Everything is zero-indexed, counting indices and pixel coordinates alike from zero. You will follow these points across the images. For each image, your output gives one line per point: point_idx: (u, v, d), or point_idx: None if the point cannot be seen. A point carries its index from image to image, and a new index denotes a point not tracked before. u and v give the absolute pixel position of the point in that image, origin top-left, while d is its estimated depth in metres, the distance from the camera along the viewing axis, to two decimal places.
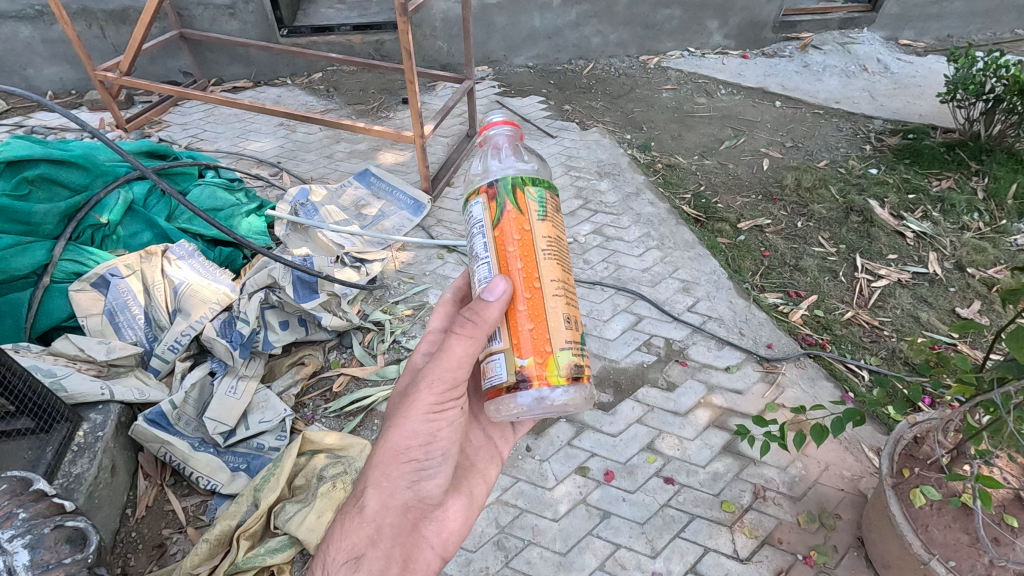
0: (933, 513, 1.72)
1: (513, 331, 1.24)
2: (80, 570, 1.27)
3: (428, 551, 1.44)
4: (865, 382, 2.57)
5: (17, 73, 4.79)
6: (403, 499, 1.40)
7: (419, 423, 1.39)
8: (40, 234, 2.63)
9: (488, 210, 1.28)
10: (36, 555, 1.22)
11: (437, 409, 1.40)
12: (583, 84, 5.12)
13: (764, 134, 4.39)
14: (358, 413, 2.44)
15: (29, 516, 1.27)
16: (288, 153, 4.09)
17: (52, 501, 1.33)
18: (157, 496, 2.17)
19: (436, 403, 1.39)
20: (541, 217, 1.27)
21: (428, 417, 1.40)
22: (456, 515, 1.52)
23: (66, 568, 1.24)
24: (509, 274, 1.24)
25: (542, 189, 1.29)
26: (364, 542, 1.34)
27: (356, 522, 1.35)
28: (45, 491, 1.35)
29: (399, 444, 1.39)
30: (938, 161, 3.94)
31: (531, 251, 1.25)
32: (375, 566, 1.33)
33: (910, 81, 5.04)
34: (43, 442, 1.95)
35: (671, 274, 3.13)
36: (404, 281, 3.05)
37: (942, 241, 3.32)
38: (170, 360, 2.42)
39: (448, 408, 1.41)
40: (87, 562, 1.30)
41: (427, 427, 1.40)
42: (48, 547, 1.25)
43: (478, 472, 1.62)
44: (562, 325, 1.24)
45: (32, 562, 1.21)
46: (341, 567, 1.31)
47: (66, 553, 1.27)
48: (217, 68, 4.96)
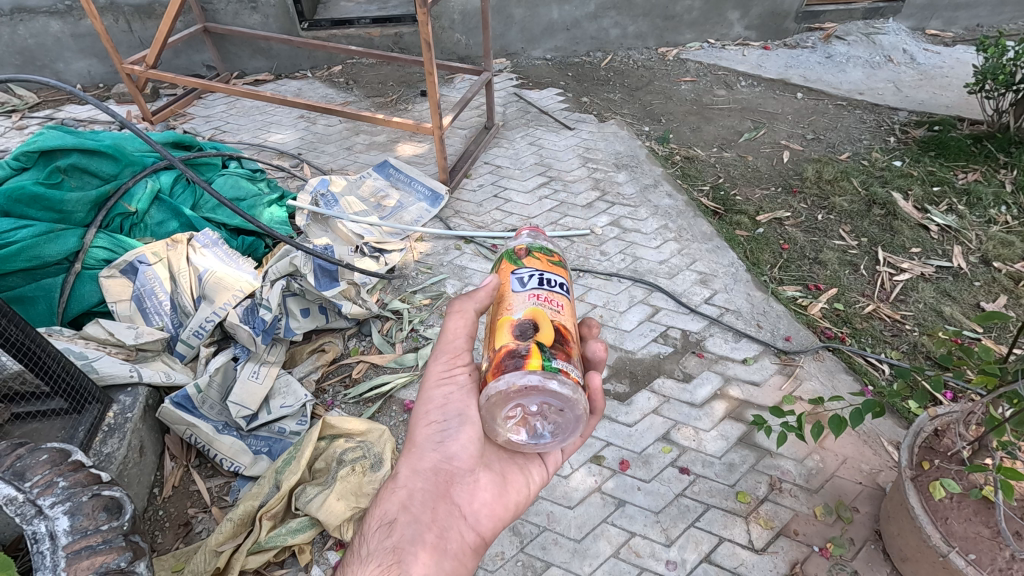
0: (953, 506, 1.70)
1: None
2: (117, 537, 1.29)
3: (460, 522, 1.47)
4: (886, 376, 2.54)
5: (47, 67, 4.91)
6: (430, 463, 1.48)
7: (432, 388, 1.50)
8: (72, 222, 2.71)
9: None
10: (75, 522, 1.27)
11: (447, 375, 1.51)
12: (601, 76, 5.09)
13: (785, 126, 4.33)
14: (377, 400, 2.48)
15: (68, 485, 1.33)
16: (308, 145, 4.14)
17: (89, 471, 1.39)
18: (182, 476, 2.24)
19: (444, 371, 1.51)
20: None
21: (440, 381, 1.50)
22: (487, 488, 1.52)
23: (103, 533, 1.27)
24: None
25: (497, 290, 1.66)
26: (397, 508, 1.43)
27: (392, 488, 1.47)
28: (82, 462, 1.42)
29: (422, 411, 1.51)
30: (965, 153, 3.85)
31: None
32: (408, 532, 1.39)
33: (937, 72, 4.92)
34: (75, 422, 2.02)
35: (689, 266, 3.12)
36: (421, 271, 3.09)
37: (967, 235, 3.26)
38: (195, 346, 2.49)
39: (457, 372, 1.50)
40: (124, 529, 1.31)
41: (439, 390, 1.49)
42: (87, 514, 1.29)
43: (517, 465, 1.59)
44: None
45: (72, 527, 1.26)
46: (376, 531, 1.40)
47: (104, 519, 1.30)
48: (239, 61, 5.04)
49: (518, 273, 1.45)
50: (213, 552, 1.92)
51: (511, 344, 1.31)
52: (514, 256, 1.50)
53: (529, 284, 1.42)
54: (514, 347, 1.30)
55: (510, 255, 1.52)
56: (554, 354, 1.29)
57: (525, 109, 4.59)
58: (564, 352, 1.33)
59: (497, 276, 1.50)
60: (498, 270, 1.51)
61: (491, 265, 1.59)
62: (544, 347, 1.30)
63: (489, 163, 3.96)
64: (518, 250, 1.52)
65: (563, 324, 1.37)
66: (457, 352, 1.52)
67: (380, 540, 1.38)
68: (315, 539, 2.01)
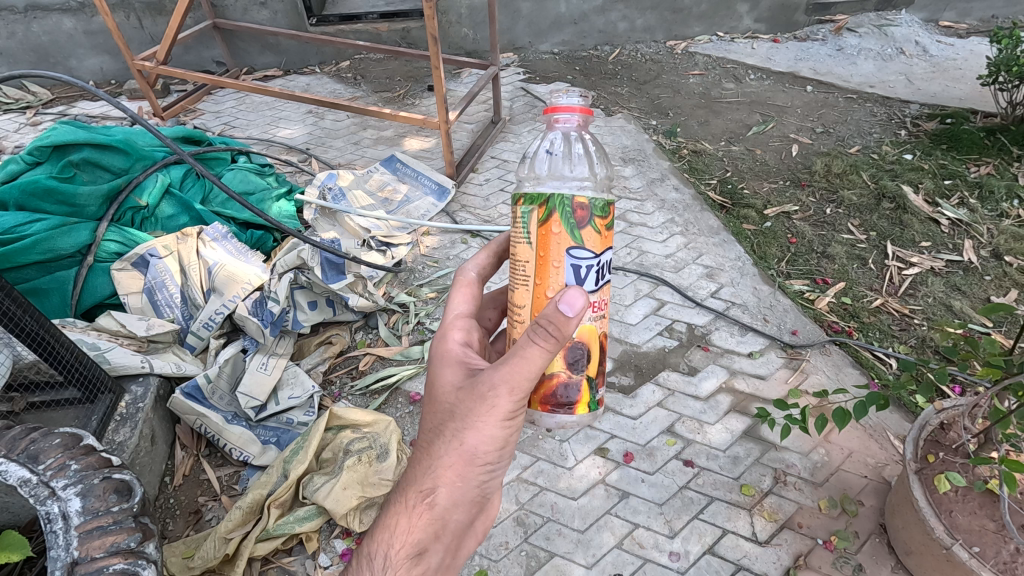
0: (958, 499, 1.69)
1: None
2: (127, 519, 1.31)
3: (472, 538, 1.49)
4: (893, 370, 2.53)
5: (60, 64, 4.97)
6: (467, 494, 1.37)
7: (494, 429, 1.23)
8: (85, 215, 2.76)
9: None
10: (87, 503, 1.30)
11: (511, 418, 1.23)
12: (608, 70, 5.07)
13: (794, 120, 4.30)
14: (383, 391, 2.51)
15: (81, 468, 1.37)
16: (317, 140, 4.17)
17: (100, 455, 1.42)
18: (193, 465, 2.28)
19: (511, 411, 1.21)
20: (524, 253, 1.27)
21: (503, 423, 1.23)
22: (498, 500, 1.53)
23: (114, 514, 1.29)
24: None
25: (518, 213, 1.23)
26: (428, 538, 1.33)
27: (422, 519, 1.31)
28: (93, 446, 1.45)
29: (471, 448, 1.25)
30: (978, 146, 3.80)
31: None
32: (433, 560, 1.37)
33: (950, 64, 4.86)
34: (89, 411, 2.06)
35: (695, 260, 3.11)
36: (428, 265, 3.11)
37: (979, 228, 3.23)
38: (205, 338, 2.53)
39: (522, 414, 1.23)
40: (134, 510, 1.33)
41: (502, 434, 1.25)
42: (98, 496, 1.32)
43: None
44: None
45: (84, 508, 1.29)
46: (404, 561, 1.32)
47: (115, 501, 1.32)
48: (248, 57, 5.09)
49: (578, 261, 1.15)
50: (222, 539, 1.96)
51: (562, 373, 1.24)
52: (572, 225, 1.14)
53: (593, 288, 1.18)
54: (566, 382, 1.24)
55: (570, 225, 1.14)
56: (599, 387, 1.28)
57: (532, 104, 4.59)
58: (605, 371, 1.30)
59: (549, 247, 1.16)
60: (551, 238, 1.15)
61: (530, 211, 1.16)
62: (594, 383, 1.26)
63: (496, 157, 3.97)
64: (580, 215, 1.13)
65: (609, 333, 1.27)
66: (525, 395, 1.19)
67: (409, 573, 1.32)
68: (322, 528, 2.04)
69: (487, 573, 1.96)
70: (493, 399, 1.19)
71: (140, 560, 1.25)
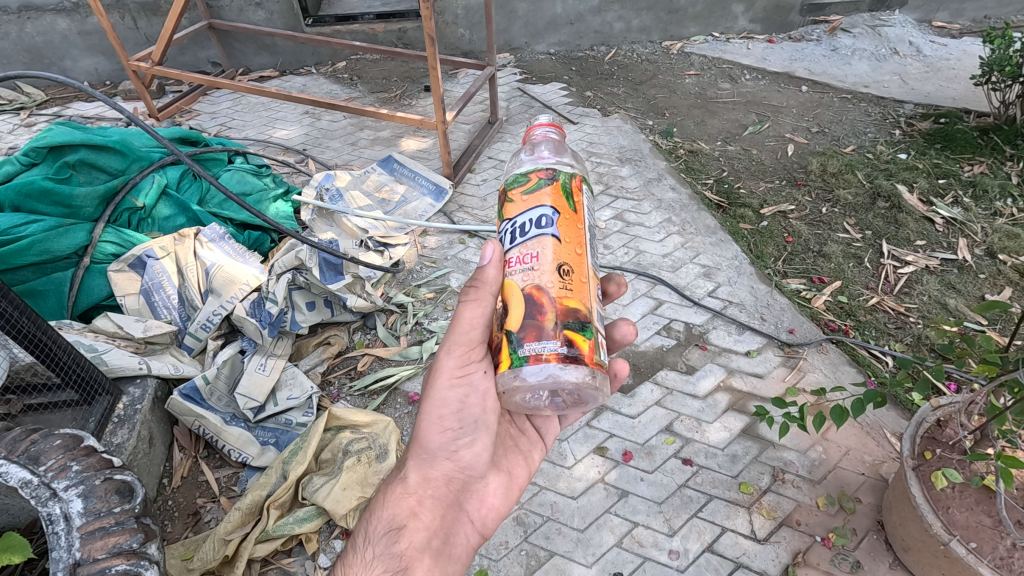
0: (955, 495, 1.71)
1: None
2: (129, 520, 1.31)
3: (467, 527, 1.51)
4: (889, 368, 2.54)
5: (55, 64, 4.94)
6: (444, 472, 1.46)
7: (443, 390, 1.38)
8: (81, 217, 2.74)
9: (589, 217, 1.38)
10: (88, 504, 1.30)
11: (460, 375, 1.37)
12: (604, 70, 5.08)
13: (789, 119, 4.32)
14: (382, 392, 2.51)
15: (82, 469, 1.36)
16: (313, 141, 4.16)
17: (101, 456, 1.42)
18: (191, 467, 2.28)
19: (457, 368, 1.36)
20: None
21: (452, 383, 1.38)
22: (496, 492, 1.56)
23: (116, 515, 1.29)
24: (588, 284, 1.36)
25: None
26: (406, 514, 1.41)
27: (400, 492, 1.43)
28: (94, 448, 1.44)
29: (432, 414, 1.42)
30: (971, 145, 3.83)
31: None
32: (417, 539, 1.40)
33: (944, 64, 4.88)
34: (86, 413, 2.05)
35: (692, 260, 3.12)
36: (426, 265, 3.12)
37: (973, 227, 3.25)
38: (203, 339, 2.52)
39: (473, 371, 1.36)
40: (135, 511, 1.33)
41: (454, 394, 1.39)
42: (100, 497, 1.32)
43: (520, 452, 1.63)
44: None
45: (86, 509, 1.28)
46: (382, 537, 1.38)
47: (116, 502, 1.32)
48: (244, 58, 5.08)
49: (498, 232, 1.27)
50: (221, 540, 1.95)
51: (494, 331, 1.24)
52: (496, 206, 1.30)
53: (508, 245, 1.22)
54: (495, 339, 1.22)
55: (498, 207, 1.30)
56: (522, 340, 1.15)
57: (529, 104, 4.59)
58: (540, 325, 1.15)
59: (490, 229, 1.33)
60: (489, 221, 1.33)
61: None
62: (511, 336, 1.16)
63: (493, 158, 3.98)
64: (497, 196, 1.29)
65: (540, 285, 1.16)
66: (473, 348, 1.34)
67: (388, 547, 1.37)
68: (322, 528, 2.03)
69: (487, 573, 1.96)
70: (439, 358, 1.38)
71: (143, 561, 1.25)
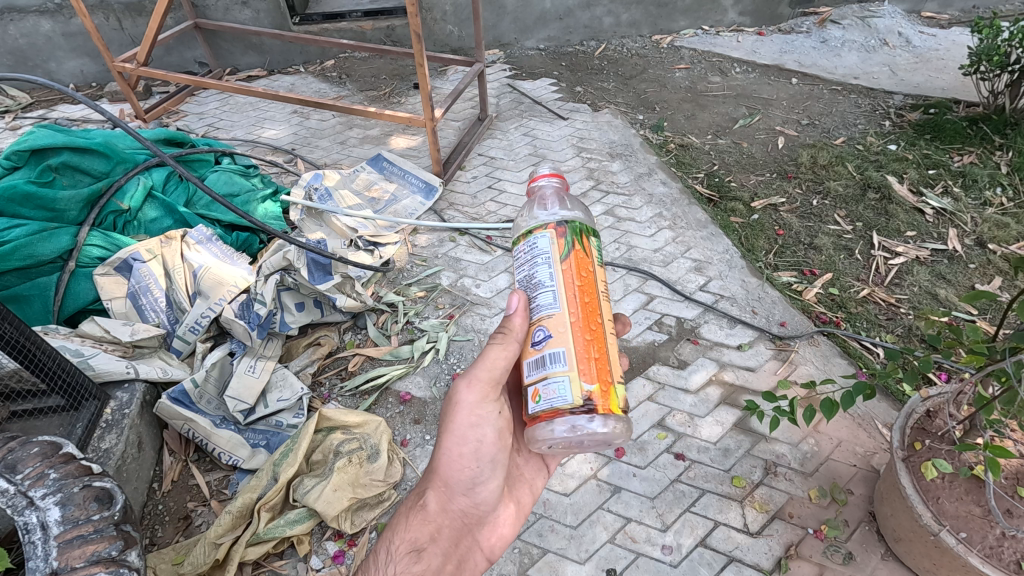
0: (945, 485, 1.70)
1: (591, 357, 1.17)
2: (108, 527, 1.31)
3: (478, 553, 1.48)
4: (880, 359, 2.54)
5: (39, 67, 4.89)
6: (460, 504, 1.44)
7: (463, 426, 1.38)
8: (65, 220, 2.71)
9: (556, 247, 1.22)
10: (67, 512, 1.28)
11: (477, 411, 1.37)
12: (594, 66, 5.06)
13: (780, 112, 4.31)
14: (373, 391, 2.50)
15: (60, 476, 1.36)
16: (302, 140, 4.13)
17: (81, 464, 1.41)
18: (182, 471, 2.26)
19: (476, 404, 1.36)
20: (599, 262, 1.27)
21: (471, 419, 1.37)
22: (506, 521, 1.54)
23: (94, 522, 1.29)
24: (573, 309, 1.19)
25: (597, 243, 1.29)
26: (425, 538, 1.39)
27: (420, 518, 1.40)
28: (73, 454, 1.44)
29: (453, 449, 1.39)
30: (960, 136, 3.83)
31: (592, 289, 1.23)
32: (435, 562, 1.36)
33: (933, 54, 4.88)
34: (73, 419, 2.04)
35: (683, 254, 3.12)
36: (416, 264, 3.11)
37: (963, 217, 3.25)
38: (192, 342, 2.50)
39: (490, 409, 1.38)
40: (115, 519, 1.33)
41: (472, 431, 1.38)
42: (78, 505, 1.31)
43: (526, 483, 1.61)
44: (617, 360, 1.24)
45: (64, 517, 1.27)
46: (404, 556, 1.35)
47: (95, 509, 1.31)
48: (231, 58, 5.03)
49: None
50: (212, 544, 1.94)
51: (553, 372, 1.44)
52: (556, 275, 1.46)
53: None
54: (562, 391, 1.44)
55: None
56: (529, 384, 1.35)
57: (518, 100, 4.58)
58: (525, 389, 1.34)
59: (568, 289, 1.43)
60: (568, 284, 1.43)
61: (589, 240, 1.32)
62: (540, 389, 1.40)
63: (483, 155, 3.96)
64: None
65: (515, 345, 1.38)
66: (491, 387, 1.35)
67: (409, 566, 1.33)
68: (313, 530, 2.03)
69: None
70: (459, 393, 1.37)
71: (122, 568, 1.24)
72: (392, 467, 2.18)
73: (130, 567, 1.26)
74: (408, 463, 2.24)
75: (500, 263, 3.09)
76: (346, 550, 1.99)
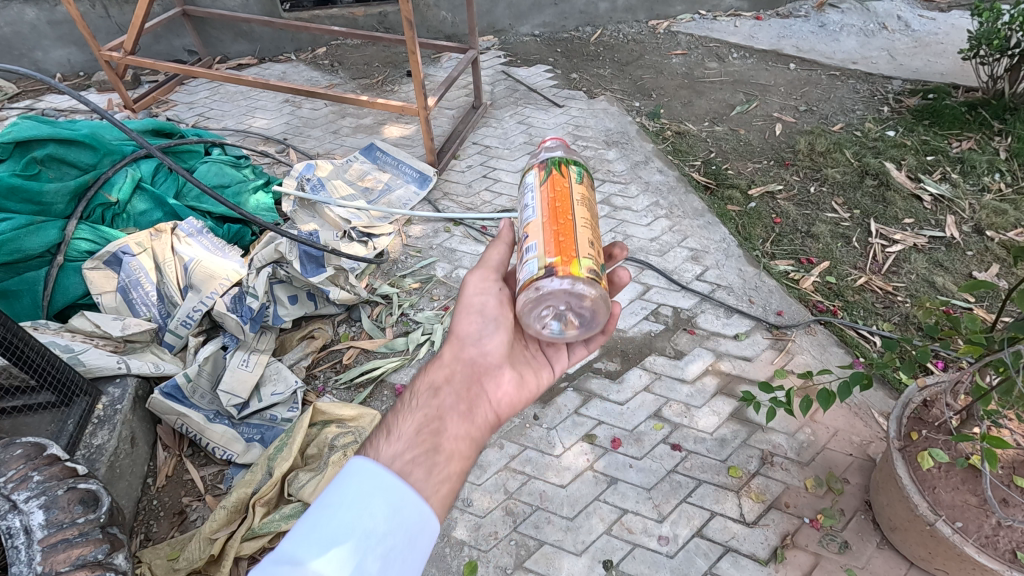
0: (941, 475, 1.70)
1: (556, 235, 1.29)
2: (93, 529, 1.34)
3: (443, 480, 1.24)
4: (877, 348, 2.53)
5: (25, 56, 4.80)
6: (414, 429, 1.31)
7: (425, 381, 1.45)
8: (52, 214, 2.67)
9: (538, 178, 1.43)
10: (50, 516, 1.30)
11: (440, 370, 1.47)
12: (590, 52, 4.99)
13: (777, 98, 4.27)
14: (368, 384, 2.49)
15: (43, 479, 1.36)
16: (294, 130, 4.08)
17: (65, 465, 1.42)
18: (176, 466, 2.25)
19: (440, 367, 1.47)
20: (578, 181, 1.42)
21: (432, 377, 1.45)
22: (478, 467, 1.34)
23: (80, 526, 1.31)
24: (546, 213, 1.34)
25: (579, 167, 1.46)
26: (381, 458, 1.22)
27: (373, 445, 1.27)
28: (57, 455, 1.45)
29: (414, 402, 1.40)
30: (959, 121, 3.79)
31: (566, 199, 1.36)
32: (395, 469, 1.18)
33: (932, 38, 4.82)
34: (65, 415, 2.02)
35: (680, 243, 3.10)
36: (411, 255, 3.08)
37: (961, 204, 3.23)
38: (184, 336, 2.47)
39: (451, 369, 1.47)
40: (99, 521, 1.36)
41: (433, 382, 1.45)
42: (62, 507, 1.33)
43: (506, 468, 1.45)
44: (587, 239, 1.30)
45: (48, 521, 1.29)
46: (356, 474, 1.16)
47: (79, 512, 1.34)
48: (221, 46, 4.94)
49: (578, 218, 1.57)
50: (207, 539, 1.92)
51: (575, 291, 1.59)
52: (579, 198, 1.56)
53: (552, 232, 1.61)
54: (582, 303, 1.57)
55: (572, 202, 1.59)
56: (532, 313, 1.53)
57: (513, 88, 4.52)
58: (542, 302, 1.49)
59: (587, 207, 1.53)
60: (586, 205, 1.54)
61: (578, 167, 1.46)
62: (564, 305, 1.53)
63: (478, 143, 3.91)
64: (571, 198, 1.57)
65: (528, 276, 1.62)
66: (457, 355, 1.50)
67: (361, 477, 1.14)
68: None
69: (477, 564, 1.95)
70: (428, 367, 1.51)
71: (108, 572, 1.28)
72: None
73: (116, 568, 1.31)
74: None
75: None
76: None
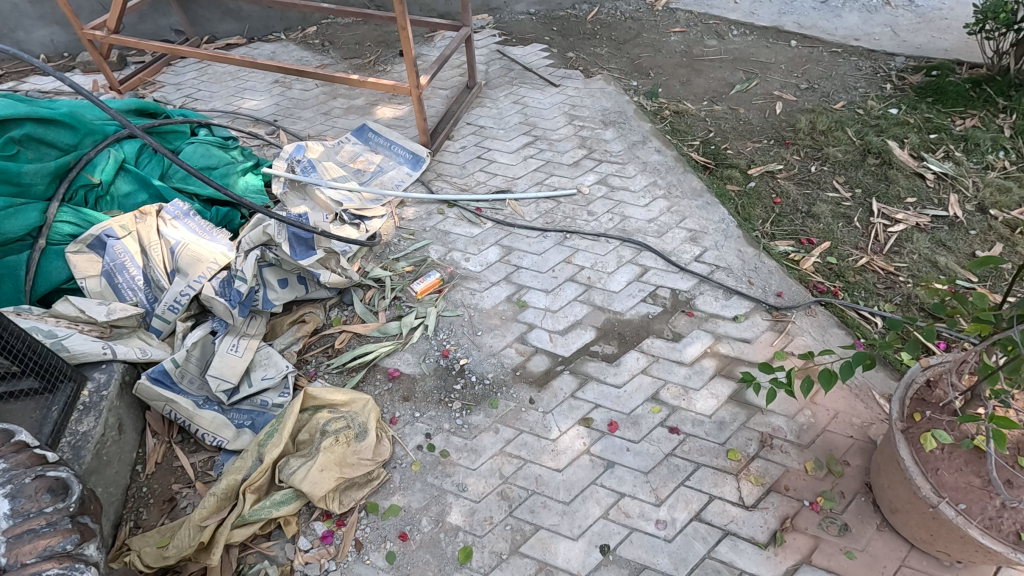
0: (944, 457, 1.66)
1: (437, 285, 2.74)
2: (63, 519, 1.26)
3: None
4: (878, 329, 2.49)
5: (6, 36, 4.67)
6: None
7: None
8: (32, 196, 2.59)
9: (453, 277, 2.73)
10: (16, 504, 1.22)
11: None
12: (587, 30, 4.88)
13: (778, 76, 4.17)
14: (360, 369, 2.44)
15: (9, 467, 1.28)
16: (284, 111, 3.98)
17: (34, 453, 1.34)
18: (165, 452, 2.21)
19: None
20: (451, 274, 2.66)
21: None
22: None
23: (47, 516, 1.23)
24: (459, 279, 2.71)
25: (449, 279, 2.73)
26: None
27: None
28: (27, 443, 1.36)
29: None
30: (964, 98, 3.72)
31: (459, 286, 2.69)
32: None
33: (936, 14, 4.70)
34: (48, 401, 1.97)
35: (679, 224, 3.04)
36: (404, 237, 3.01)
37: (964, 182, 3.17)
38: (171, 321, 2.42)
39: None
40: (70, 510, 1.28)
41: None
42: (29, 497, 1.25)
43: None
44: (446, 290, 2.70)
45: (13, 510, 1.20)
46: None
47: (48, 501, 1.26)
48: (209, 25, 4.82)
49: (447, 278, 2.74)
50: (197, 527, 1.89)
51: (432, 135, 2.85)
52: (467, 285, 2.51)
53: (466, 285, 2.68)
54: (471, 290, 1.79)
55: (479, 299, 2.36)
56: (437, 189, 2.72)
57: (508, 67, 4.41)
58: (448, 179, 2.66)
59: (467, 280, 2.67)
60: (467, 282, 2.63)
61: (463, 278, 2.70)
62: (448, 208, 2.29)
63: (472, 124, 3.83)
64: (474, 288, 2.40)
65: None
66: None
67: None
68: (301, 510, 2.00)
69: (472, 549, 1.92)
70: None
71: (78, 563, 1.21)
72: (381, 446, 2.14)
73: (87, 560, 1.25)
74: (397, 441, 2.20)
75: (490, 235, 3.01)
76: (334, 530, 1.96)
